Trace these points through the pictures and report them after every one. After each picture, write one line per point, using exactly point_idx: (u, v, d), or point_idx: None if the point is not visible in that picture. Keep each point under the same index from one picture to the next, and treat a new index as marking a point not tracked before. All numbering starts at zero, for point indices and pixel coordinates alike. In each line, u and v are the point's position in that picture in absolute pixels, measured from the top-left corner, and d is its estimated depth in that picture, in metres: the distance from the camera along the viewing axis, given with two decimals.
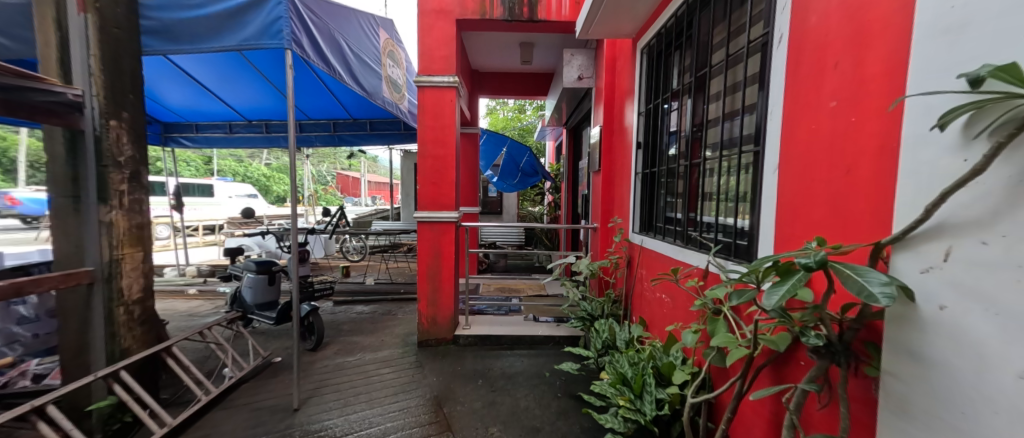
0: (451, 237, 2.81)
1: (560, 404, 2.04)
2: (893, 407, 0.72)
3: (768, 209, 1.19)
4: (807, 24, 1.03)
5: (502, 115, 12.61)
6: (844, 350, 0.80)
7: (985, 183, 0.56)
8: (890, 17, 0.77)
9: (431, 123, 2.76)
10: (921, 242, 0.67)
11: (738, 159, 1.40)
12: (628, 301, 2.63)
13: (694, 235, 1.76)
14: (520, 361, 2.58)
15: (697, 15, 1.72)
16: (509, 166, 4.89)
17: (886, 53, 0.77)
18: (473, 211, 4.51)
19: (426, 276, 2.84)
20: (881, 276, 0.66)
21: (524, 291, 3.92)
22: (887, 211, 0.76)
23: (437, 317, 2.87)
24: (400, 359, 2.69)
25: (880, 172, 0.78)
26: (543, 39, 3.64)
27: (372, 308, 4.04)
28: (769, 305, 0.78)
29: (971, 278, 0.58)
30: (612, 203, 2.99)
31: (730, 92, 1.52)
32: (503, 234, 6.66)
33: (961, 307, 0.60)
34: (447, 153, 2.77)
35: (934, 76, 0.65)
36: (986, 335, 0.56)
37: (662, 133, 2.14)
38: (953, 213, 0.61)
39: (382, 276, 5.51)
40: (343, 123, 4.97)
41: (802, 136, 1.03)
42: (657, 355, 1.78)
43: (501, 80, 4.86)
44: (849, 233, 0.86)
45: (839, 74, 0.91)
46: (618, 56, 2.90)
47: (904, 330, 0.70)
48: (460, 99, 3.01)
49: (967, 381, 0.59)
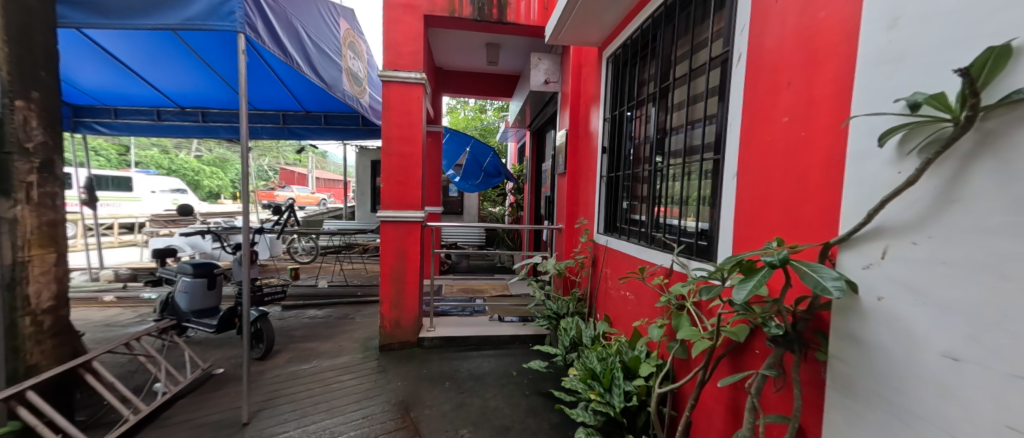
0: (417, 238, 2.73)
1: (529, 402, 2.07)
2: (839, 386, 0.82)
3: (728, 213, 1.29)
4: (763, 47, 1.14)
5: (464, 115, 12.55)
6: (798, 338, 0.89)
7: (917, 192, 0.67)
8: (838, 44, 0.87)
9: (396, 120, 2.65)
10: (864, 242, 0.77)
11: (699, 166, 1.50)
12: (593, 299, 2.73)
13: (657, 236, 1.85)
14: (487, 362, 2.57)
15: (661, 29, 1.80)
16: (472, 166, 4.87)
17: (835, 77, 0.88)
18: (436, 211, 4.47)
19: (389, 277, 2.73)
20: (832, 272, 0.76)
21: (487, 291, 3.92)
22: (831, 216, 0.87)
23: (400, 320, 2.78)
24: (361, 364, 2.58)
25: (828, 181, 0.88)
26: (510, 42, 3.68)
27: (326, 312, 3.82)
28: (738, 300, 0.85)
29: (906, 273, 0.68)
30: (577, 205, 3.08)
31: (690, 104, 1.62)
32: (465, 235, 6.60)
33: (897, 298, 0.70)
34: (413, 151, 2.69)
35: (874, 100, 0.76)
36: (913, 320, 0.67)
37: (625, 139, 2.23)
38: (889, 218, 0.72)
39: (336, 278, 5.25)
40: (293, 115, 4.70)
41: (759, 147, 1.13)
42: (623, 350, 1.84)
43: (467, 79, 4.81)
44: (802, 234, 0.96)
45: (792, 93, 1.01)
46: (583, 63, 2.99)
47: (849, 319, 0.80)
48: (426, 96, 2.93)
49: (900, 360, 0.69)
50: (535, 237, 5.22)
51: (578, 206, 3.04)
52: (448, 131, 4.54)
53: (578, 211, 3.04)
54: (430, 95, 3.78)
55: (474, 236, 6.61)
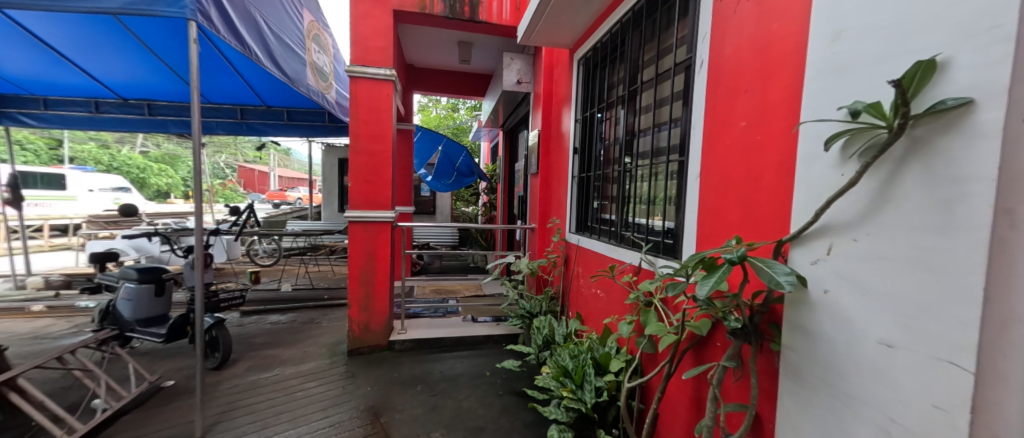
0: (387, 238, 2.61)
1: (503, 402, 2.05)
2: (790, 374, 0.88)
3: (692, 212, 1.35)
4: (722, 55, 1.20)
5: (435, 113, 12.35)
6: (755, 330, 0.95)
7: (858, 192, 0.73)
8: (789, 54, 0.93)
9: (364, 118, 2.53)
10: (812, 239, 0.83)
11: (665, 167, 1.56)
12: (565, 297, 2.76)
13: (626, 235, 1.90)
14: (460, 363, 2.53)
15: (630, 34, 1.85)
16: (444, 166, 4.81)
17: (787, 85, 0.94)
18: (407, 211, 4.35)
19: (358, 279, 2.61)
20: (784, 267, 0.81)
21: (460, 291, 3.87)
22: (782, 214, 0.93)
23: (370, 323, 2.66)
24: (328, 370, 2.45)
25: (781, 182, 0.94)
26: (482, 41, 3.65)
27: (290, 316, 3.59)
28: (701, 295, 0.88)
29: (848, 268, 0.74)
30: (549, 205, 3.11)
31: (656, 107, 1.68)
32: (437, 235, 6.49)
33: (840, 291, 0.76)
34: (383, 149, 2.57)
35: (820, 108, 0.82)
36: (854, 309, 0.73)
37: (596, 140, 2.28)
38: (834, 217, 0.78)
39: (301, 281, 4.96)
40: (253, 110, 4.40)
41: (719, 150, 1.19)
42: (595, 347, 1.86)
43: (438, 77, 4.72)
44: (758, 232, 1.02)
45: (749, 100, 1.07)
46: (554, 65, 3.02)
47: (799, 311, 0.86)
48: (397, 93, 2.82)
49: (843, 347, 0.75)
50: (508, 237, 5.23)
51: (550, 206, 3.07)
52: (420, 129, 4.44)
53: (550, 211, 3.08)
54: (401, 92, 3.67)
55: (447, 236, 6.51)
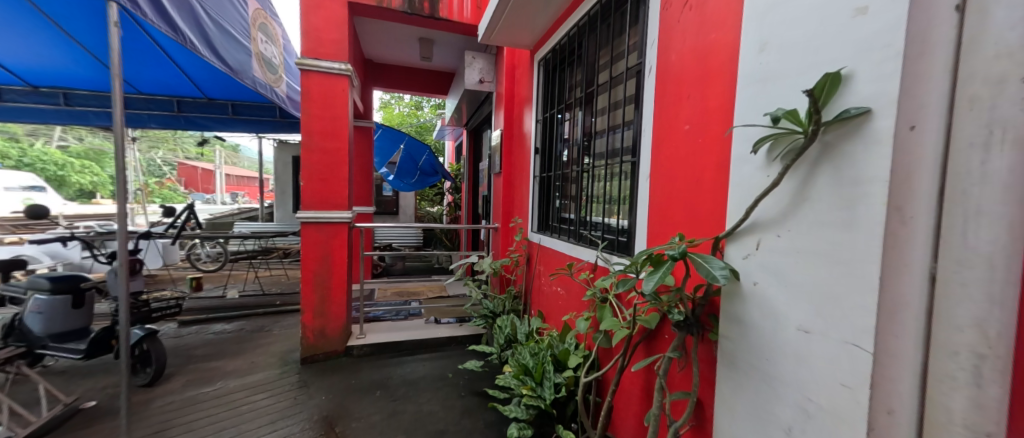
0: (344, 240, 2.47)
1: (465, 403, 2.02)
2: (726, 362, 0.94)
3: (643, 211, 1.40)
4: (668, 62, 1.25)
5: (398, 111, 11.98)
6: (696, 322, 1.00)
7: (780, 192, 0.80)
8: (726, 63, 1.00)
9: (317, 113, 2.33)
10: (743, 235, 0.90)
11: (619, 167, 1.61)
12: (527, 296, 2.76)
13: (584, 234, 1.94)
14: (421, 366, 2.46)
15: (586, 37, 1.89)
16: (406, 164, 4.67)
17: (724, 91, 1.00)
18: (367, 211, 4.16)
19: (311, 284, 2.45)
20: (720, 262, 0.87)
21: (423, 293, 3.77)
22: (720, 213, 1.00)
23: (325, 329, 2.51)
24: (278, 381, 2.27)
25: (719, 182, 1.01)
26: (443, 38, 3.57)
27: (237, 324, 3.30)
28: (647, 290, 0.92)
29: (774, 261, 0.81)
30: (512, 204, 3.11)
31: (611, 110, 1.73)
32: (400, 236, 6.28)
33: (768, 283, 0.83)
34: (339, 147, 2.40)
35: (749, 113, 0.88)
36: (778, 299, 0.80)
37: (556, 140, 2.30)
38: (762, 214, 0.85)
39: (250, 287, 4.58)
40: (191, 102, 4.01)
41: (666, 151, 1.25)
42: (554, 344, 1.88)
43: (399, 73, 4.55)
44: (698, 229, 1.09)
45: (691, 105, 1.12)
46: (516, 65, 3.03)
47: (732, 302, 0.92)
48: (353, 88, 2.66)
49: (769, 334, 0.82)
50: (473, 236, 5.19)
51: (514, 205, 3.08)
52: (379, 126, 4.27)
53: (514, 210, 3.08)
54: (358, 88, 3.49)
55: (410, 237, 6.34)
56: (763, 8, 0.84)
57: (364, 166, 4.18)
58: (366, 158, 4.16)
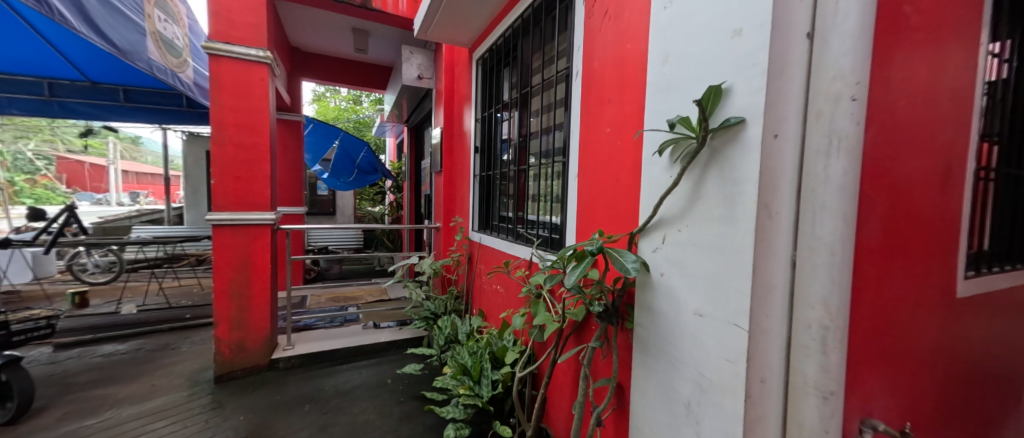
0: (266, 244, 2.25)
1: (403, 409, 1.96)
2: (639, 347, 1.02)
3: (572, 209, 1.47)
4: (592, 67, 1.32)
5: (334, 104, 11.29)
6: (615, 312, 1.09)
7: (680, 191, 0.89)
8: (638, 72, 1.08)
9: (231, 105, 2.10)
10: (652, 230, 0.98)
11: (552, 167, 1.67)
12: (468, 295, 2.77)
13: (522, 232, 1.98)
14: (358, 374, 2.34)
15: (520, 40, 1.93)
16: (342, 162, 4.43)
17: (637, 98, 1.08)
18: (297, 212, 3.86)
19: (226, 294, 2.19)
20: (633, 256, 0.94)
21: (361, 297, 3.59)
22: (633, 209, 1.08)
23: (245, 342, 2.27)
24: (186, 404, 2.01)
25: (633, 182, 1.09)
26: (379, 31, 3.42)
27: (134, 344, 2.86)
28: (570, 284, 0.97)
29: (676, 253, 0.90)
30: (454, 203, 3.09)
31: (545, 112, 1.79)
32: (337, 237, 5.93)
33: (671, 274, 0.91)
34: (256, 142, 2.18)
35: (655, 119, 0.96)
36: (679, 287, 0.89)
37: (496, 140, 2.32)
38: (666, 211, 0.93)
39: (152, 300, 3.99)
40: (68, 86, 3.43)
41: (591, 152, 1.32)
42: (493, 341, 1.88)
43: (332, 65, 4.27)
44: (617, 226, 1.17)
45: (611, 109, 1.20)
46: (456, 63, 3.00)
47: (645, 292, 1.01)
48: (275, 78, 2.43)
49: (672, 319, 0.91)
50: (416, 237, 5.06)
51: (455, 204, 3.05)
52: (310, 121, 4.01)
53: (455, 209, 3.06)
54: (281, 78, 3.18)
55: (349, 239, 6.01)
56: (665, 23, 0.92)
57: (293, 163, 3.86)
58: (295, 155, 3.87)
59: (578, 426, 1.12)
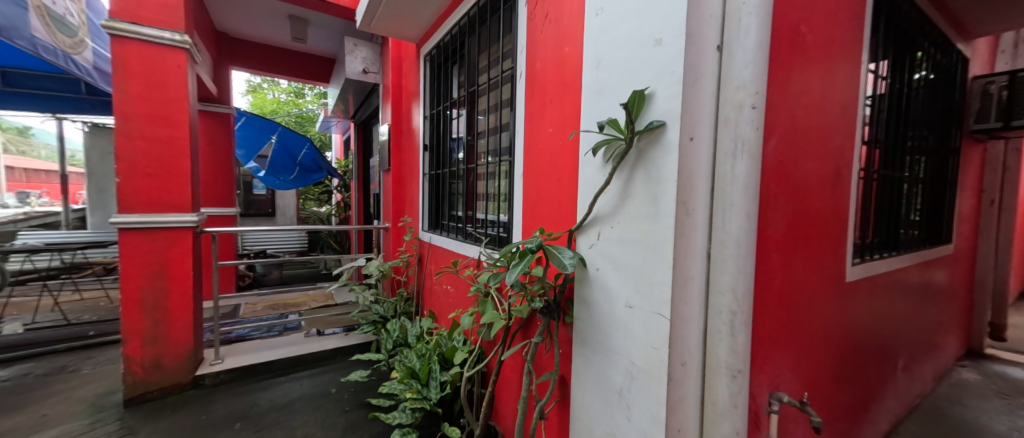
0: (187, 249, 2.02)
1: (348, 418, 1.86)
2: (579, 339, 1.06)
3: (518, 208, 1.49)
4: (535, 69, 1.35)
5: (273, 97, 10.56)
6: (556, 307, 1.12)
7: (612, 190, 0.94)
8: (575, 75, 1.12)
9: (140, 93, 1.86)
10: (589, 228, 1.03)
11: (499, 166, 1.68)
12: (418, 297, 2.73)
13: (471, 231, 1.97)
14: (299, 385, 2.19)
15: (466, 38, 1.92)
16: (281, 159, 4.16)
17: (574, 100, 1.12)
18: (230, 214, 3.57)
19: (138, 305, 1.94)
20: (570, 252, 0.97)
21: (304, 304, 3.39)
22: (572, 208, 1.13)
23: (163, 359, 2.03)
24: (87, 433, 1.75)
25: (571, 181, 1.13)
26: (319, 20, 3.24)
27: (18, 369, 2.44)
28: (511, 280, 0.98)
29: (610, 249, 0.94)
30: (403, 202, 3.01)
31: (492, 111, 1.80)
32: (277, 240, 5.54)
33: (605, 269, 0.96)
34: (173, 135, 1.95)
35: (590, 121, 1.00)
36: (612, 281, 0.94)
37: (445, 138, 2.29)
38: (601, 209, 0.98)
39: (44, 316, 3.44)
40: None
41: (535, 152, 1.34)
42: (442, 342, 1.86)
43: (267, 54, 3.96)
44: (557, 223, 1.20)
45: (552, 110, 1.23)
46: (403, 58, 2.91)
47: (583, 286, 1.05)
48: (196, 65, 2.20)
49: (606, 311, 0.96)
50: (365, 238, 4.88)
51: (404, 203, 2.97)
52: (243, 114, 3.72)
53: (405, 208, 2.98)
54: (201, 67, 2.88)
55: (292, 242, 5.67)
56: (598, 29, 0.97)
57: (222, 160, 3.54)
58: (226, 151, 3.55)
59: (522, 421, 1.14)
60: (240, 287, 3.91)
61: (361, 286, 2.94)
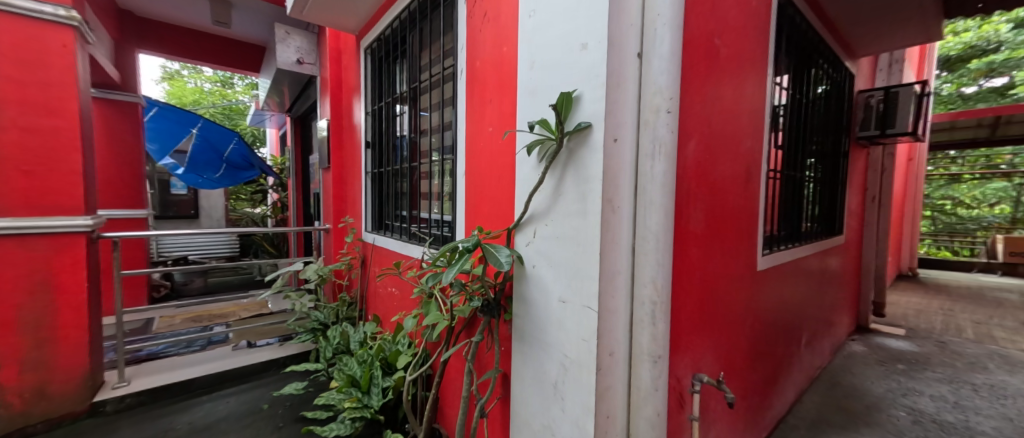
0: (78, 257, 1.75)
1: (280, 435, 1.72)
2: (518, 335, 1.08)
3: (461, 207, 1.47)
4: (475, 67, 1.35)
5: (195, 86, 9.54)
6: (495, 305, 1.13)
7: (546, 188, 0.96)
8: (512, 74, 1.13)
9: (9, 74, 1.58)
10: (526, 225, 1.05)
11: (442, 164, 1.66)
12: (362, 301, 2.67)
13: (415, 231, 1.93)
14: (225, 403, 2.00)
15: (407, 32, 1.87)
16: (203, 155, 3.85)
17: (511, 100, 1.13)
18: (142, 216, 3.20)
19: (12, 324, 1.65)
20: (507, 250, 0.98)
21: (232, 314, 3.13)
22: (509, 207, 1.14)
23: (48, 385, 1.74)
24: None
25: (509, 180, 1.15)
26: (245, 3, 2.98)
27: None
28: (447, 280, 0.97)
29: (545, 245, 0.97)
30: (345, 202, 2.86)
31: (434, 109, 1.77)
32: (202, 245, 5.03)
33: (541, 265, 0.98)
34: (56, 125, 1.68)
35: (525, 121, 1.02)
36: (547, 277, 0.96)
37: (389, 135, 2.21)
38: (536, 208, 1.00)
39: None
40: None
41: (476, 150, 1.34)
42: (385, 346, 1.81)
43: (184, 36, 3.57)
44: (497, 222, 1.21)
45: (492, 109, 1.24)
46: (342, 50, 2.77)
47: (521, 283, 1.07)
48: (88, 44, 1.91)
49: (542, 307, 0.98)
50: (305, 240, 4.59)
51: (346, 203, 2.83)
52: (154, 104, 3.33)
53: (347, 208, 2.83)
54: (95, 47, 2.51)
55: (221, 246, 5.22)
56: (531, 29, 0.98)
57: (130, 155, 3.12)
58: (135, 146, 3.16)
59: (463, 420, 1.14)
60: (155, 298, 3.51)
61: (297, 292, 2.77)
